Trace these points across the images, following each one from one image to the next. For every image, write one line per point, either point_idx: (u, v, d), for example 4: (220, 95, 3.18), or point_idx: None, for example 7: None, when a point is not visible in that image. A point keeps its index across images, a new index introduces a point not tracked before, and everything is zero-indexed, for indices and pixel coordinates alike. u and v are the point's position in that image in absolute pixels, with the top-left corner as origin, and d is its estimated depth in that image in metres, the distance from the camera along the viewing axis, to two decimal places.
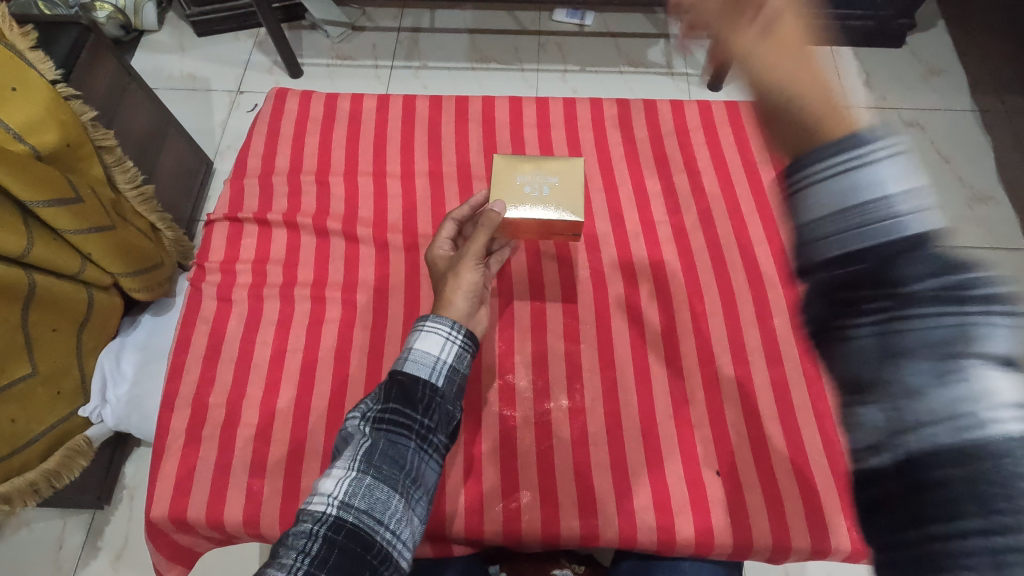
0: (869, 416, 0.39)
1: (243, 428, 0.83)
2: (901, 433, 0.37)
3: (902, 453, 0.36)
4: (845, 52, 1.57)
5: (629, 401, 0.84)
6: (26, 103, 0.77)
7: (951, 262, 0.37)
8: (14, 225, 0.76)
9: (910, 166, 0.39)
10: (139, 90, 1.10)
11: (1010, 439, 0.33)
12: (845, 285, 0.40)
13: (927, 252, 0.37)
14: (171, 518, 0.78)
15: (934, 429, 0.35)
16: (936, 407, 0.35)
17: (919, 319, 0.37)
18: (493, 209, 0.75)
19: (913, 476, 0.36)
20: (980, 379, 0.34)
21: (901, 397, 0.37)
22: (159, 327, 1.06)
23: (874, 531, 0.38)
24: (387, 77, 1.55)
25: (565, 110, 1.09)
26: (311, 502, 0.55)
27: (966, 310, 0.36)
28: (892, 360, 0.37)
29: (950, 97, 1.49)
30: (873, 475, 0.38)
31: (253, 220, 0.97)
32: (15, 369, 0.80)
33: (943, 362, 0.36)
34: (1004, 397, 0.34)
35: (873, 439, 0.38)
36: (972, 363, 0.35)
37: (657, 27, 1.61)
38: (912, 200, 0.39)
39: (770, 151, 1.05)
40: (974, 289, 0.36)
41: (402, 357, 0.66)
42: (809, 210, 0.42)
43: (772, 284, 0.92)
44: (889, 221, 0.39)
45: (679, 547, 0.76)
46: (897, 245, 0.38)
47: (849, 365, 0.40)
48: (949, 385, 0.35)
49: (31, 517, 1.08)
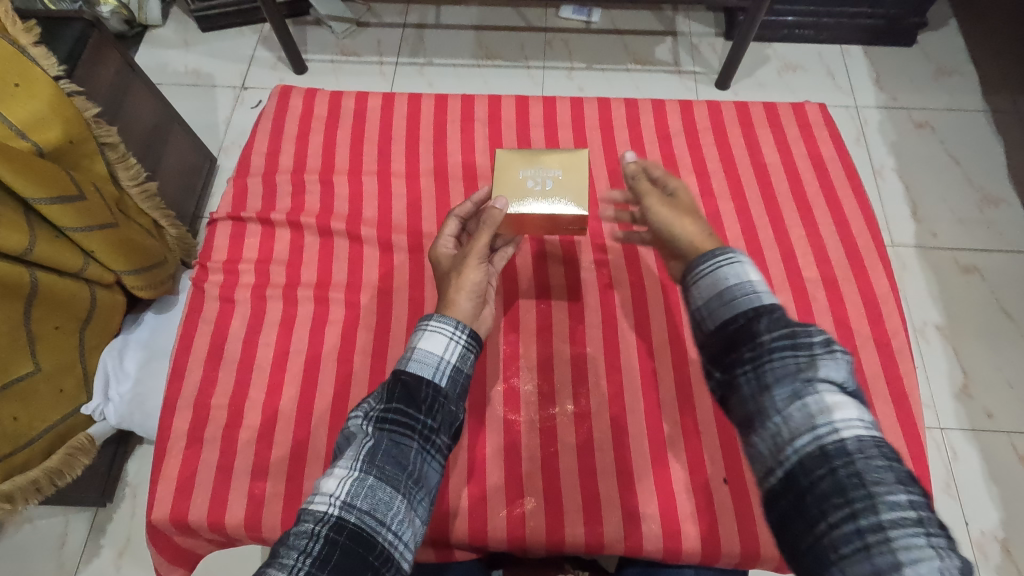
0: (759, 445, 0.52)
1: (245, 430, 0.82)
2: (780, 454, 0.50)
3: (786, 470, 0.49)
4: (855, 51, 1.55)
5: (635, 406, 0.83)
6: (29, 99, 0.76)
7: (788, 323, 0.55)
8: (17, 222, 0.75)
9: (751, 264, 0.61)
10: (144, 86, 1.09)
11: (847, 443, 0.48)
12: (732, 350, 0.56)
13: (774, 317, 0.56)
14: (173, 520, 0.78)
15: (801, 444, 0.49)
16: (799, 427, 0.50)
17: (777, 363, 0.53)
18: (493, 206, 0.74)
19: (797, 487, 0.48)
20: (820, 402, 0.50)
21: (775, 425, 0.51)
22: (162, 325, 1.06)
23: (783, 545, 0.48)
24: (391, 74, 1.54)
25: (573, 109, 1.08)
26: (312, 501, 0.54)
27: (801, 356, 0.53)
28: (765, 397, 0.52)
29: (962, 97, 1.47)
30: (771, 496, 0.49)
31: (256, 219, 0.96)
32: (18, 367, 0.79)
33: (795, 396, 0.51)
34: (836, 412, 0.49)
35: (765, 463, 0.51)
36: (813, 393, 0.51)
37: (664, 24, 1.59)
38: (757, 285, 0.59)
39: (780, 152, 1.03)
40: (805, 340, 0.53)
41: (406, 356, 0.65)
42: (695, 295, 0.62)
43: (781, 288, 0.91)
44: (747, 298, 0.58)
45: (685, 555, 0.75)
46: (756, 314, 0.56)
47: (738, 408, 0.55)
48: (802, 410, 0.50)
49: (34, 513, 1.07)
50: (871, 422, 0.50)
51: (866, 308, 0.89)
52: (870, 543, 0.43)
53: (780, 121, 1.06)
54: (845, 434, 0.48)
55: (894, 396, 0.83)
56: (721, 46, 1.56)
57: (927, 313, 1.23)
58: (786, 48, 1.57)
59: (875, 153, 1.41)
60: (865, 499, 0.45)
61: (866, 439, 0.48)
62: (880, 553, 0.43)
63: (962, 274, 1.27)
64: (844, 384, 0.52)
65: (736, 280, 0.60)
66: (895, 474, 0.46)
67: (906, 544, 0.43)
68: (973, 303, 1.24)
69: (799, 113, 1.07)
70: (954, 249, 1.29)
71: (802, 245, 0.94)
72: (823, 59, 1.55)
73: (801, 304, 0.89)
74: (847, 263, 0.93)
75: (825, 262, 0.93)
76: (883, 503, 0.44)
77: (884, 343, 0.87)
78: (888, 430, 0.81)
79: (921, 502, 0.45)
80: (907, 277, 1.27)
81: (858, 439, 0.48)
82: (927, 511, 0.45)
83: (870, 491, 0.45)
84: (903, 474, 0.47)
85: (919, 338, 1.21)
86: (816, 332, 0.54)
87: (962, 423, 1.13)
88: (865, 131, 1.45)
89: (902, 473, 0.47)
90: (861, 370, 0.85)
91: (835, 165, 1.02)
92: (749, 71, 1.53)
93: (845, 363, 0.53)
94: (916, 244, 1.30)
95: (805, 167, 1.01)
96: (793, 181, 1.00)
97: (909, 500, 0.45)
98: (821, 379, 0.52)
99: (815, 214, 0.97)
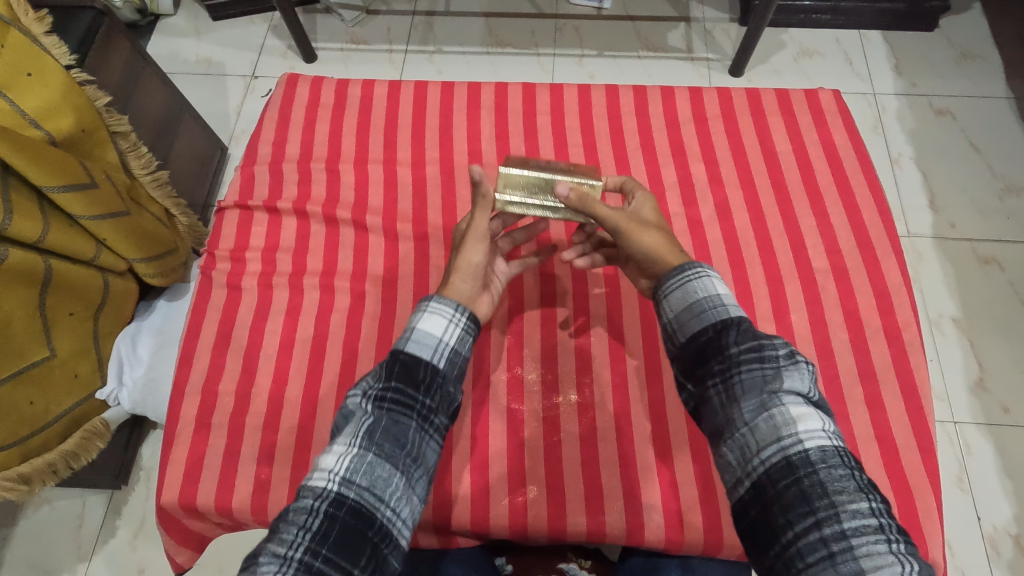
0: (729, 456, 0.55)
1: (252, 416, 0.83)
2: (748, 465, 0.53)
3: (754, 480, 0.52)
4: (874, 36, 1.52)
5: (639, 396, 0.83)
6: (42, 88, 0.77)
7: (755, 336, 0.59)
8: (30, 210, 0.76)
9: (719, 279, 0.65)
10: (155, 75, 1.10)
11: (810, 453, 0.50)
12: (703, 367, 0.60)
13: (742, 331, 0.59)
14: (181, 504, 0.79)
15: (767, 455, 0.52)
16: (765, 439, 0.53)
17: (744, 376, 0.56)
18: (478, 180, 0.71)
19: (764, 496, 0.51)
20: (785, 415, 0.53)
21: (743, 436, 0.54)
22: (174, 311, 1.06)
23: (754, 552, 0.51)
24: (400, 62, 1.54)
25: (580, 97, 1.07)
26: (311, 478, 0.54)
27: (767, 369, 0.56)
28: (734, 410, 0.56)
29: (983, 83, 1.43)
30: (741, 505, 0.52)
31: (262, 207, 0.97)
32: (33, 353, 0.81)
33: (762, 408, 0.54)
34: (799, 424, 0.52)
35: (735, 474, 0.54)
36: (778, 405, 0.54)
37: (678, 10, 1.56)
38: (725, 298, 0.63)
39: (792, 138, 1.01)
40: (770, 353, 0.57)
41: (405, 336, 0.65)
42: (666, 308, 0.65)
43: (789, 277, 0.89)
44: (715, 311, 0.62)
45: (687, 546, 0.75)
46: (725, 327, 0.60)
47: (710, 420, 0.58)
48: (768, 422, 0.53)
49: (52, 495, 1.10)
50: (834, 431, 0.53)
51: (877, 298, 0.88)
52: (834, 551, 0.46)
53: (792, 109, 1.04)
54: (808, 445, 0.51)
55: (905, 389, 0.82)
56: (735, 32, 1.53)
57: (943, 304, 1.21)
58: (802, 34, 1.53)
59: (892, 141, 1.38)
60: (828, 507, 0.48)
61: (828, 448, 0.51)
62: (844, 560, 0.46)
63: (980, 265, 1.24)
64: (808, 395, 0.56)
65: (705, 294, 0.63)
66: (857, 483, 0.49)
67: (867, 551, 0.45)
68: (991, 295, 1.21)
69: (812, 99, 1.05)
70: (972, 240, 1.26)
71: (812, 235, 0.93)
72: (840, 44, 1.51)
73: (810, 294, 0.88)
74: (859, 254, 0.91)
75: (836, 252, 0.91)
76: (845, 511, 0.47)
77: (895, 336, 0.85)
78: (899, 424, 0.80)
79: (881, 509, 0.48)
80: (922, 267, 1.25)
81: (820, 449, 0.51)
82: (887, 517, 0.48)
83: (833, 501, 0.48)
84: (864, 483, 0.49)
85: (934, 330, 1.18)
86: (780, 346, 0.58)
87: (976, 417, 1.11)
88: (882, 119, 1.41)
89: (863, 481, 0.50)
90: (870, 363, 0.84)
91: (848, 152, 1.00)
92: (764, 58, 1.50)
93: (808, 375, 0.57)
94: (933, 234, 1.27)
95: (817, 155, 0.99)
96: (804, 170, 0.98)
97: (869, 508, 0.48)
98: (786, 392, 0.55)
99: (826, 202, 0.95)
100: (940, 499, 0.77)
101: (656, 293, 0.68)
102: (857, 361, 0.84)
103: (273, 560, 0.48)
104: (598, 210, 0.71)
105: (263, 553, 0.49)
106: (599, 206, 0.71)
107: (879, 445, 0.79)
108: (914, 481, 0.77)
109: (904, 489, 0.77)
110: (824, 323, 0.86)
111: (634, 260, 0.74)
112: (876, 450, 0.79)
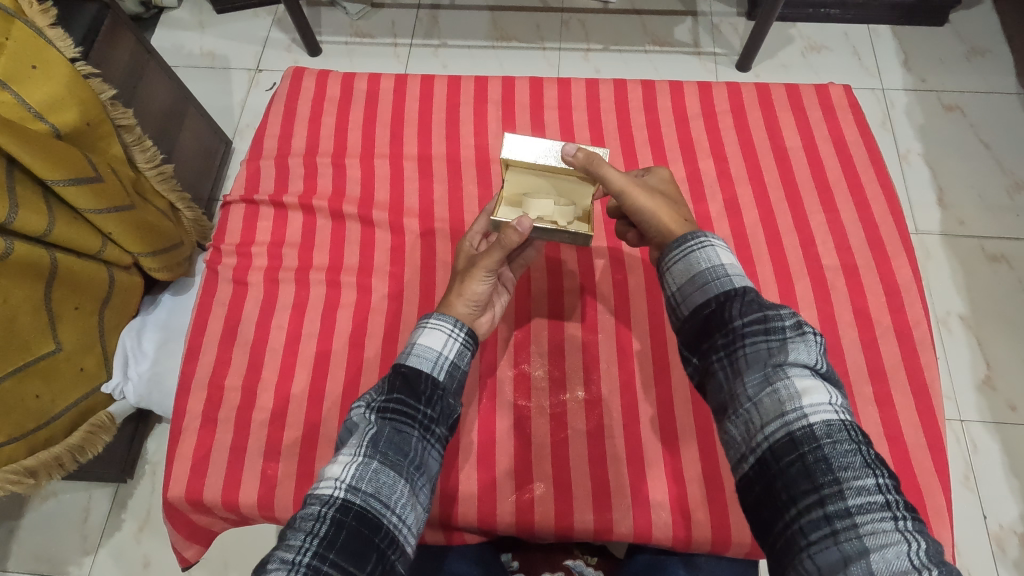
0: (733, 431, 0.54)
1: (258, 411, 0.83)
2: (752, 441, 0.52)
3: (759, 456, 0.52)
4: (883, 31, 1.50)
5: (646, 394, 0.82)
6: (47, 81, 0.76)
7: (760, 307, 0.58)
8: (36, 203, 0.75)
9: (723, 249, 0.64)
10: (158, 67, 1.09)
11: (815, 428, 0.50)
12: (707, 338, 0.59)
13: (746, 302, 0.59)
14: (188, 499, 0.79)
15: (771, 431, 0.51)
16: (769, 414, 0.52)
17: (749, 350, 0.56)
18: (512, 227, 0.67)
19: (768, 473, 0.50)
20: (789, 389, 0.52)
21: (747, 412, 0.54)
22: (179, 306, 1.06)
23: (757, 531, 0.51)
24: (405, 56, 1.53)
25: (587, 91, 1.06)
26: (319, 486, 0.54)
27: (773, 342, 0.56)
28: (738, 385, 0.55)
29: (993, 78, 1.42)
30: (746, 482, 0.52)
31: (268, 202, 0.96)
32: (39, 347, 0.81)
33: (766, 382, 0.54)
34: (804, 398, 0.52)
35: (739, 450, 0.54)
36: (782, 378, 0.53)
37: (685, 4, 1.55)
38: (728, 269, 0.62)
39: (801, 134, 1.00)
40: (776, 325, 0.56)
41: (405, 352, 0.65)
42: (670, 281, 0.65)
43: (799, 274, 0.89)
44: (719, 283, 0.61)
45: (694, 544, 0.75)
46: (728, 299, 0.59)
47: (715, 395, 0.58)
48: (772, 397, 0.53)
49: (59, 488, 1.10)
50: (841, 405, 0.53)
51: (887, 296, 0.87)
52: (837, 529, 0.46)
53: (802, 104, 1.03)
54: (813, 419, 0.50)
55: (914, 387, 0.81)
56: (742, 26, 1.52)
57: (950, 302, 1.20)
58: (810, 28, 1.52)
59: (901, 137, 1.37)
60: (832, 484, 0.47)
61: (833, 423, 0.50)
62: (848, 537, 0.45)
63: (989, 263, 1.23)
64: (815, 367, 0.55)
65: (708, 265, 0.63)
66: (862, 458, 0.49)
67: (872, 529, 0.45)
68: (999, 294, 1.20)
69: (823, 95, 1.04)
70: (980, 237, 1.25)
71: (822, 232, 0.92)
72: (849, 39, 1.50)
73: (819, 291, 0.88)
74: (869, 250, 0.90)
75: (846, 249, 0.90)
76: (849, 488, 0.47)
77: (905, 334, 0.84)
78: (908, 423, 0.80)
79: (888, 485, 0.47)
80: (930, 264, 1.24)
81: (826, 423, 0.50)
82: (894, 494, 0.47)
83: (837, 477, 0.48)
84: (871, 458, 0.49)
85: (941, 328, 1.18)
86: (786, 317, 0.57)
87: (984, 415, 1.11)
88: (891, 115, 1.40)
89: (870, 456, 0.49)
90: (880, 362, 0.83)
91: (858, 148, 0.99)
92: (772, 52, 1.49)
93: (815, 347, 0.56)
94: (941, 231, 1.26)
95: (827, 151, 0.99)
96: (814, 166, 0.97)
97: (876, 484, 0.47)
98: (791, 364, 0.55)
99: (835, 199, 0.94)
100: (949, 498, 0.76)
101: (659, 266, 0.68)
102: (866, 359, 0.83)
103: (281, 566, 0.48)
104: (606, 172, 0.70)
105: (271, 562, 0.48)
106: (607, 167, 0.70)
107: (889, 445, 0.79)
108: (924, 480, 0.77)
109: (913, 488, 0.76)
110: (833, 321, 0.86)
111: (645, 229, 0.73)
112: (885, 449, 0.78)
